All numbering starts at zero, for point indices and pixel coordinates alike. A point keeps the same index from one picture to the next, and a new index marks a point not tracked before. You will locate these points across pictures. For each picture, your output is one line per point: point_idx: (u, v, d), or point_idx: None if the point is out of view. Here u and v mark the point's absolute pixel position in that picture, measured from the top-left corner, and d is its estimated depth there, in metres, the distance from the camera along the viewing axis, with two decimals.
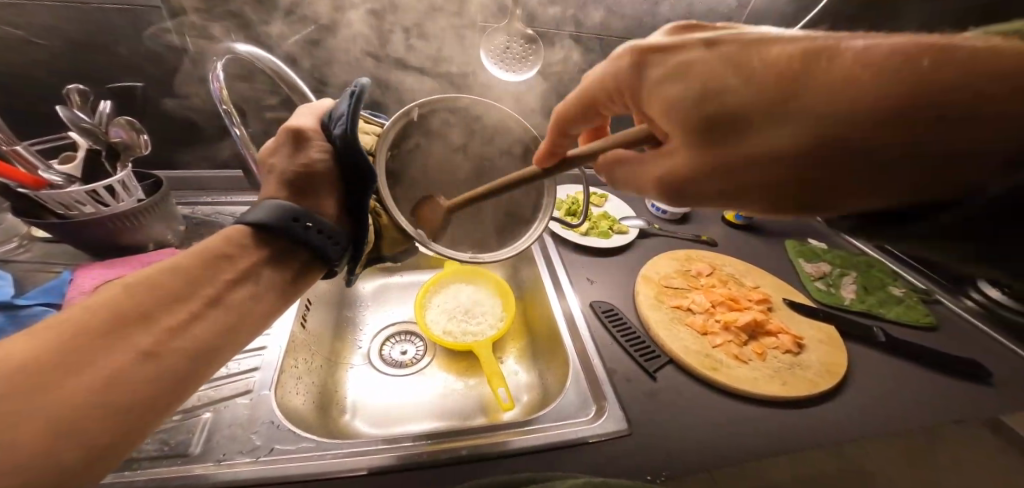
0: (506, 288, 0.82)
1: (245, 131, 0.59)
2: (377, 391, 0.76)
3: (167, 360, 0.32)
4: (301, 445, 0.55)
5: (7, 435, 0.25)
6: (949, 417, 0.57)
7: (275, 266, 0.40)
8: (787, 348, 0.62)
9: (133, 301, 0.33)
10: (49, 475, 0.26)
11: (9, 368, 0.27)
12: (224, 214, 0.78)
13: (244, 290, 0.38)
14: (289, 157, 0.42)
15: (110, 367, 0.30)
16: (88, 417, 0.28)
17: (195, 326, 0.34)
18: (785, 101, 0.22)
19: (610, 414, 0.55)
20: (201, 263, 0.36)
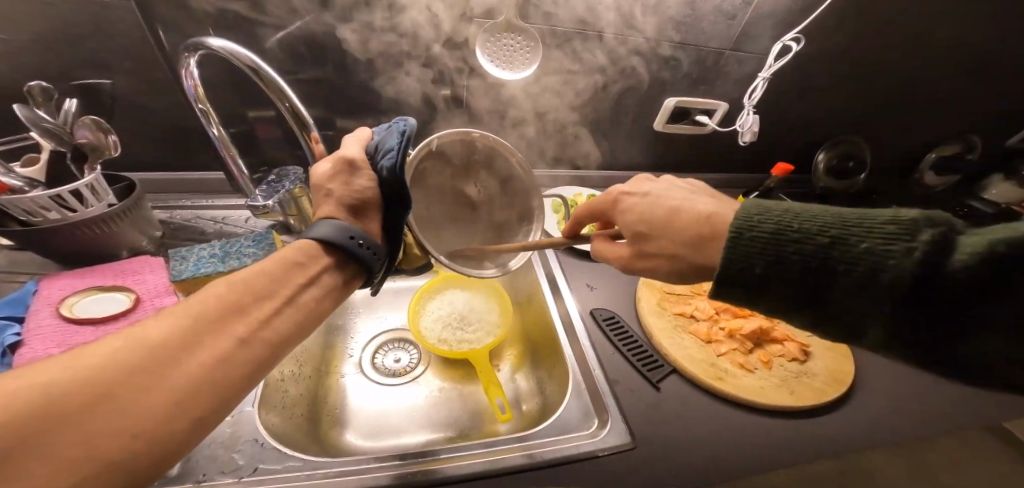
0: (504, 295, 0.80)
1: (223, 131, 0.56)
2: (371, 402, 0.73)
3: (251, 353, 0.33)
4: (288, 464, 0.52)
5: (144, 403, 0.27)
6: (958, 424, 0.56)
7: (338, 271, 0.41)
8: (793, 356, 0.60)
9: (220, 298, 0.34)
10: (167, 446, 0.28)
11: (144, 347, 0.29)
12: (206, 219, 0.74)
13: (312, 291, 0.39)
14: (345, 184, 0.42)
15: (201, 359, 0.30)
16: (202, 394, 0.30)
17: (274, 322, 0.36)
18: (669, 235, 0.44)
19: (613, 427, 0.52)
20: (277, 268, 0.38)
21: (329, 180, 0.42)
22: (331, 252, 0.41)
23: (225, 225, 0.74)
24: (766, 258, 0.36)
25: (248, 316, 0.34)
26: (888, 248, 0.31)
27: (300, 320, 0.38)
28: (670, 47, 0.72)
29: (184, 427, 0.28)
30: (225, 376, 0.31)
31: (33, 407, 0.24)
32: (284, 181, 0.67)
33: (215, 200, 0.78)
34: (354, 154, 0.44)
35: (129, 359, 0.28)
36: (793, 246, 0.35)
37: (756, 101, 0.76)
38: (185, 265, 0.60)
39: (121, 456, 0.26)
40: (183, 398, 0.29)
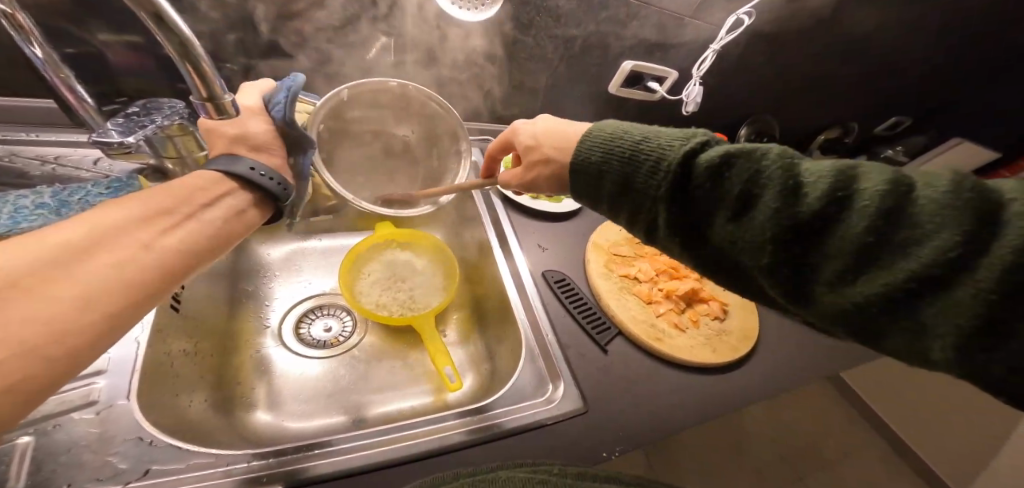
0: (448, 254, 0.72)
1: (49, 51, 0.40)
2: (297, 373, 0.65)
3: (163, 258, 0.33)
4: (193, 462, 0.42)
5: (47, 295, 0.25)
6: (838, 369, 0.67)
7: (254, 202, 0.43)
8: (715, 314, 0.67)
9: (120, 209, 0.32)
10: (65, 337, 0.25)
11: (46, 248, 0.27)
12: (26, 157, 0.51)
13: (218, 212, 0.39)
14: (248, 126, 0.43)
15: (108, 259, 0.29)
16: (106, 291, 0.28)
17: (181, 235, 0.35)
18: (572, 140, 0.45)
19: (566, 393, 0.54)
20: (182, 189, 0.37)
21: (225, 124, 0.41)
22: (256, 187, 0.42)
23: (60, 167, 0.52)
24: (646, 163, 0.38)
25: (152, 226, 0.33)
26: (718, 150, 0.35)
27: (206, 237, 0.37)
28: (635, 4, 0.66)
29: (98, 321, 0.27)
30: (143, 276, 0.31)
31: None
32: (153, 113, 0.47)
33: (43, 133, 0.55)
34: (252, 102, 0.45)
35: (35, 256, 0.26)
36: (642, 164, 0.38)
37: (703, 73, 0.78)
38: None
39: (37, 344, 0.24)
40: (87, 294, 0.27)
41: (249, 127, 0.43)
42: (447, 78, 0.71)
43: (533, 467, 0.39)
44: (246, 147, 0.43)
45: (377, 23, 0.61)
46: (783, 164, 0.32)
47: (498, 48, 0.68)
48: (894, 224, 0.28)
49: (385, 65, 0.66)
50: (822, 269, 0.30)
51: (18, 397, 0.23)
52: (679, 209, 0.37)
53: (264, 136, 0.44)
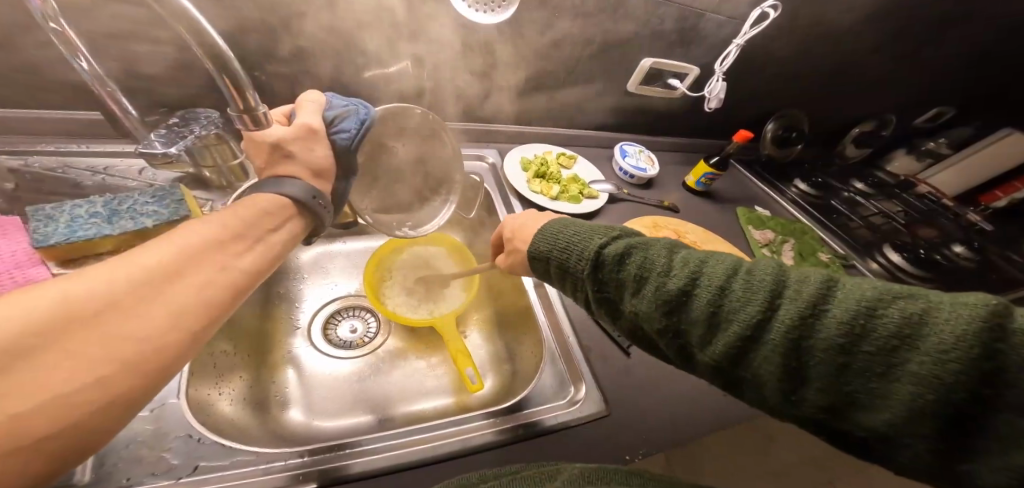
0: (468, 257, 0.73)
1: (95, 66, 0.44)
2: (325, 373, 0.67)
3: (233, 281, 0.35)
4: (237, 459, 0.44)
5: (142, 314, 0.28)
6: None
7: (303, 220, 0.45)
8: None
9: (199, 231, 0.35)
10: (153, 356, 0.28)
11: (143, 268, 0.29)
12: (79, 168, 0.55)
13: (276, 235, 0.41)
14: (308, 150, 0.45)
15: (191, 282, 0.31)
16: (191, 312, 0.30)
17: (246, 257, 0.37)
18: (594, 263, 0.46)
19: (588, 396, 0.54)
20: (250, 211, 0.39)
21: (292, 143, 0.43)
22: (302, 209, 0.44)
23: (108, 177, 0.55)
24: (630, 274, 0.38)
25: (225, 248, 0.35)
26: (678, 293, 0.34)
27: (267, 259, 0.39)
28: (654, 2, 0.66)
29: (183, 339, 0.30)
30: (218, 297, 0.33)
31: (46, 309, 0.24)
32: (191, 124, 0.51)
33: (93, 144, 0.58)
34: (314, 121, 0.46)
35: (134, 276, 0.28)
36: (575, 255, 0.41)
37: (726, 68, 0.76)
38: (55, 228, 0.47)
39: (125, 363, 0.26)
40: (176, 316, 0.29)
41: (310, 149, 0.45)
42: (465, 82, 0.72)
43: (563, 467, 0.38)
44: (293, 167, 0.44)
45: (398, 31, 0.62)
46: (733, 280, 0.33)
47: (516, 52, 0.69)
48: (811, 327, 0.29)
49: (404, 71, 0.68)
50: (767, 351, 0.30)
51: (115, 404, 0.26)
52: (639, 308, 0.37)
53: (322, 161, 0.46)
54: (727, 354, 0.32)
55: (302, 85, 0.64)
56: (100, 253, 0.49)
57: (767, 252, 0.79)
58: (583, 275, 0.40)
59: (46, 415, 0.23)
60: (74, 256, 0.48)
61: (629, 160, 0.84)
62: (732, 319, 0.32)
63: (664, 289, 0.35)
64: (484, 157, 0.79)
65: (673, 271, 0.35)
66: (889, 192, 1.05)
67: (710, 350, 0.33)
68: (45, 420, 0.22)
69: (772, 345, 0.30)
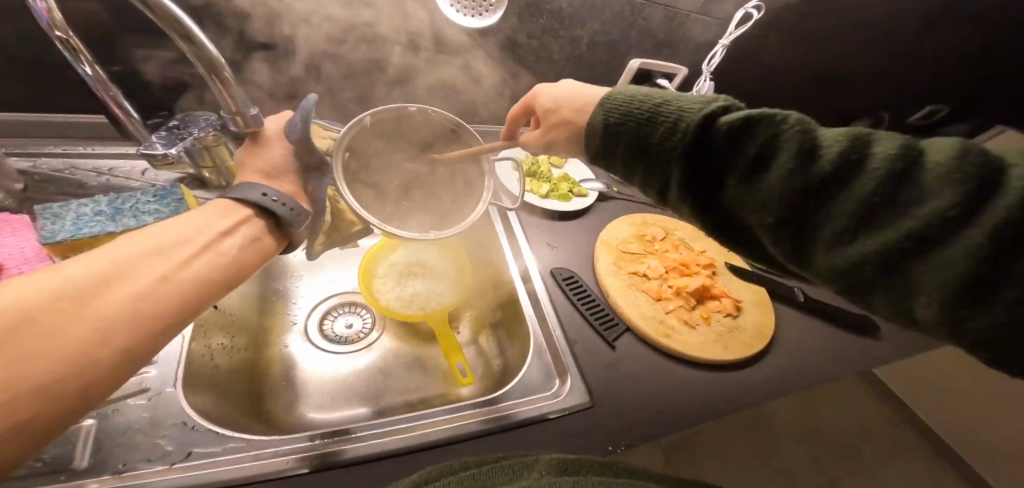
0: (459, 253, 0.75)
1: (98, 69, 0.45)
2: (321, 367, 0.69)
3: (176, 291, 0.33)
4: (228, 446, 0.46)
5: (60, 329, 0.26)
6: (861, 367, 0.64)
7: (270, 230, 0.42)
8: (728, 311, 0.65)
9: (136, 243, 0.33)
10: (74, 373, 0.26)
11: (68, 281, 0.28)
12: (84, 170, 0.58)
13: (234, 240, 0.38)
14: (258, 158, 0.44)
15: (119, 294, 0.30)
16: (119, 328, 0.29)
17: (196, 265, 0.35)
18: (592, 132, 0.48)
19: (572, 387, 0.55)
20: (203, 218, 0.37)
21: (246, 153, 0.44)
22: (266, 215, 0.42)
23: (112, 178, 0.58)
24: (750, 149, 0.34)
25: (167, 257, 0.34)
26: (792, 162, 0.31)
27: (225, 267, 0.37)
28: (639, 3, 0.67)
29: (109, 358, 0.28)
30: (158, 308, 0.31)
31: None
32: (191, 126, 0.52)
33: (96, 146, 0.61)
34: (272, 130, 0.45)
35: (58, 291, 0.27)
36: (660, 126, 0.38)
37: (714, 68, 0.77)
38: (61, 226, 0.49)
39: (34, 384, 0.25)
40: (99, 332, 0.28)
41: (268, 152, 0.44)
42: (455, 84, 0.73)
43: (535, 459, 0.38)
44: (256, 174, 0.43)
45: (387, 34, 0.63)
46: (853, 142, 0.30)
47: (504, 53, 0.70)
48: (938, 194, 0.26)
49: (395, 73, 0.69)
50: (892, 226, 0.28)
51: (27, 424, 0.25)
52: (741, 188, 0.34)
53: (281, 163, 0.44)
54: (847, 235, 0.29)
55: (294, 87, 0.66)
56: None
57: None
58: (677, 152, 0.37)
59: None
60: (78, 253, 0.50)
61: None
62: (863, 190, 0.29)
63: (780, 163, 0.32)
64: None
65: (784, 140, 0.32)
66: None
67: (823, 230, 0.31)
68: None
69: (905, 232, 0.27)
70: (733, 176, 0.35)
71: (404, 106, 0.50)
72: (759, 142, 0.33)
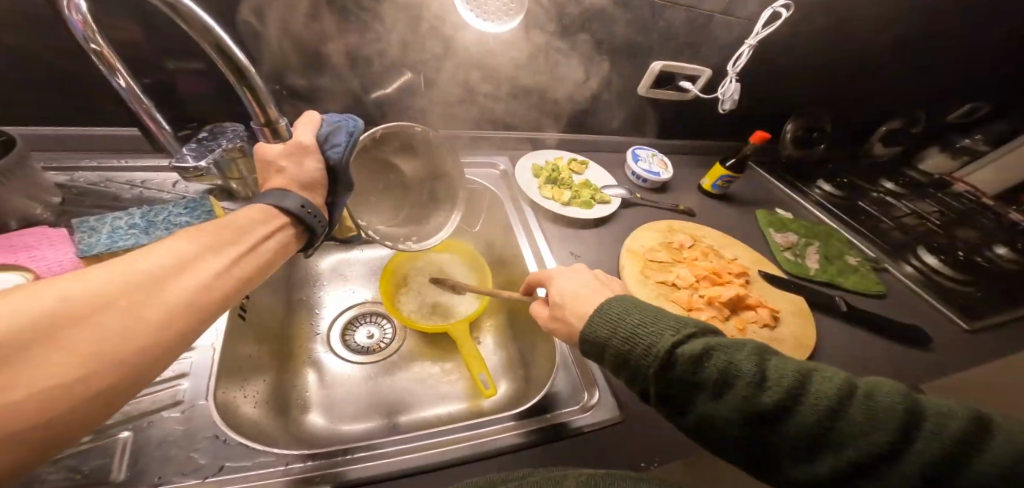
0: (479, 262, 0.72)
1: (131, 82, 0.46)
2: (344, 378, 0.68)
3: (225, 287, 0.33)
4: (259, 460, 0.45)
5: (136, 311, 0.27)
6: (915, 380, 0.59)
7: (297, 237, 0.42)
8: (765, 322, 0.61)
9: (185, 240, 0.33)
10: (146, 354, 0.27)
11: (142, 268, 0.29)
12: (120, 183, 0.60)
13: (274, 242, 0.39)
14: (296, 167, 0.43)
15: (183, 284, 0.31)
16: (183, 315, 0.30)
17: (242, 265, 0.36)
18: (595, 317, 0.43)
19: (601, 401, 0.53)
20: (249, 218, 0.38)
21: (283, 158, 0.42)
22: (297, 222, 0.42)
23: (145, 191, 0.60)
24: (815, 409, 0.31)
25: (218, 255, 0.34)
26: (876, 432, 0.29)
27: (262, 267, 0.38)
28: (661, 4, 0.65)
29: (173, 342, 0.29)
30: (212, 301, 0.32)
31: (22, 308, 0.23)
32: (219, 137, 0.54)
33: (130, 159, 0.62)
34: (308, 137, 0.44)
35: (134, 277, 0.28)
36: (708, 386, 0.34)
37: (739, 69, 0.75)
38: (97, 238, 0.50)
39: (114, 362, 0.26)
40: (168, 319, 0.29)
41: (308, 161, 0.43)
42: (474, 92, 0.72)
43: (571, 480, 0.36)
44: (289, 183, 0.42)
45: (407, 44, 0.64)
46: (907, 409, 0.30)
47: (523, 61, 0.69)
48: None
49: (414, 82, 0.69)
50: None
51: (106, 396, 0.26)
52: (815, 449, 0.31)
53: (316, 175, 0.44)
54: None
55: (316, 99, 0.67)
56: None
57: (788, 254, 0.74)
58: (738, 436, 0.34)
59: (39, 401, 0.23)
60: None
61: (642, 164, 0.81)
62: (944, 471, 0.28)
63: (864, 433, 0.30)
64: (494, 164, 0.76)
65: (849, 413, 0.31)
66: (923, 191, 0.98)
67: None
68: (37, 410, 0.23)
69: None
70: (792, 431, 0.32)
71: (408, 126, 0.53)
72: (816, 413, 0.31)
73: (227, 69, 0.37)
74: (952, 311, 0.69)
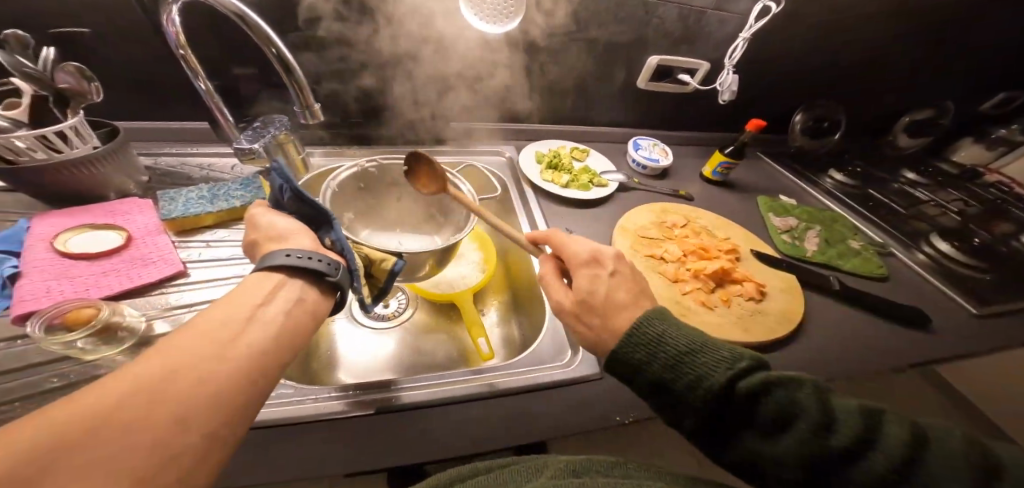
0: (486, 240, 0.83)
1: (209, 84, 0.58)
2: (362, 344, 0.75)
3: (243, 359, 0.31)
4: (279, 391, 0.49)
5: (149, 410, 0.25)
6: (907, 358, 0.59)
7: (310, 287, 0.39)
8: (751, 295, 0.64)
9: (193, 329, 0.31)
10: (173, 450, 0.25)
11: (147, 367, 0.27)
12: (192, 166, 0.73)
13: (280, 305, 0.36)
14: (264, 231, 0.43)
15: (194, 373, 0.28)
16: (203, 399, 0.28)
17: (253, 333, 0.33)
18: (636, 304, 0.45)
19: (583, 358, 0.58)
20: (247, 291, 0.35)
21: (252, 233, 0.43)
22: (302, 273, 0.39)
23: (211, 172, 0.73)
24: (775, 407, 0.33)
25: (227, 332, 0.32)
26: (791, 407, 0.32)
27: (279, 330, 0.34)
28: (653, 2, 0.70)
29: (205, 431, 0.27)
30: (232, 378, 0.30)
31: (87, 405, 0.24)
32: (269, 127, 0.65)
33: (199, 147, 0.76)
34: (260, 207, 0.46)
35: (142, 378, 0.26)
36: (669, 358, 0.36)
37: (736, 61, 0.79)
38: (174, 206, 0.62)
39: (140, 471, 0.24)
40: (186, 410, 0.27)
41: (270, 222, 0.43)
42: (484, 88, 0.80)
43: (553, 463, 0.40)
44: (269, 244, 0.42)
45: None
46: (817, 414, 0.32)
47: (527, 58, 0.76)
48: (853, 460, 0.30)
49: None
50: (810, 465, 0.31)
51: None
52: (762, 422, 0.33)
53: (280, 229, 0.43)
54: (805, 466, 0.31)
55: None
56: (203, 226, 0.65)
57: (786, 237, 0.76)
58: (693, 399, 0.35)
59: None
60: (186, 228, 0.63)
61: (642, 152, 0.85)
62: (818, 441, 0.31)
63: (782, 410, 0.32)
64: (500, 152, 0.83)
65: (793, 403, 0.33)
66: (950, 182, 0.95)
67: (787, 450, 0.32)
68: None
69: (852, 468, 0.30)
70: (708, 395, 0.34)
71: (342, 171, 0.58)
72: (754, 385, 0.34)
73: (276, 64, 0.49)
74: (961, 297, 0.67)
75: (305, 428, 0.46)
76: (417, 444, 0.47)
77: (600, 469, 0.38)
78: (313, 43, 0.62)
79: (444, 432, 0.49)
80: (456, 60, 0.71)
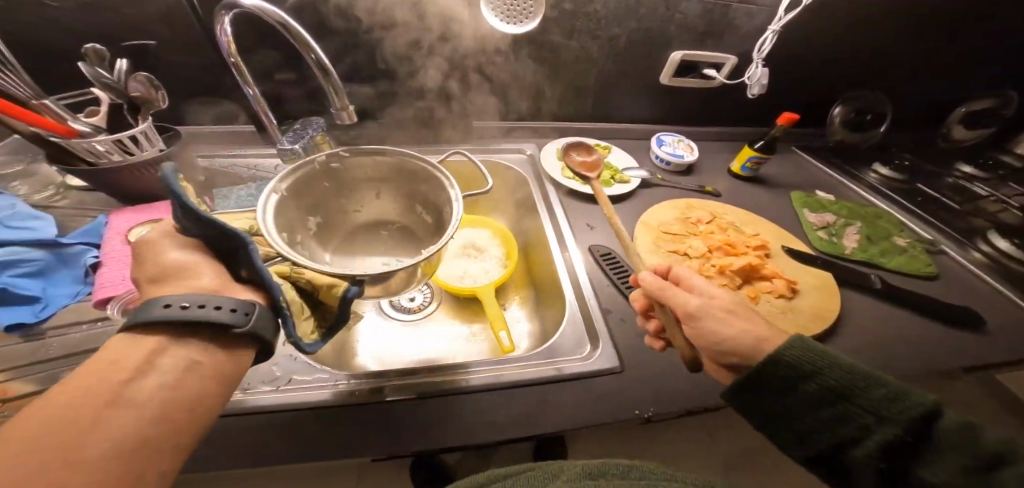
0: (509, 236, 0.84)
1: (257, 90, 0.63)
2: (390, 334, 0.78)
3: (161, 387, 0.28)
4: (318, 376, 0.51)
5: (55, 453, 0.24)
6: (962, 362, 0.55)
7: (207, 336, 0.31)
8: (781, 292, 0.61)
9: (99, 364, 0.28)
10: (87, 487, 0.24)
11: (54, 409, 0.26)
12: (241, 166, 0.79)
13: (189, 339, 0.31)
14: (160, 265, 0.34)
15: (102, 412, 0.26)
16: (118, 432, 0.26)
17: (168, 360, 0.29)
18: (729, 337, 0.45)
19: (603, 351, 0.57)
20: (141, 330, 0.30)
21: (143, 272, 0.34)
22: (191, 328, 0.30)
23: (256, 171, 0.79)
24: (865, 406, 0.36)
25: (137, 363, 0.29)
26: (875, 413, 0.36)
27: (204, 350, 0.31)
28: None
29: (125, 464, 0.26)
30: (152, 406, 0.28)
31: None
32: (308, 128, 0.69)
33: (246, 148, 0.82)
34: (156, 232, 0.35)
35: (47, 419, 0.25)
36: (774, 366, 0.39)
37: (765, 55, 0.77)
38: (227, 201, 0.69)
39: None
40: (97, 447, 0.25)
41: (162, 256, 0.34)
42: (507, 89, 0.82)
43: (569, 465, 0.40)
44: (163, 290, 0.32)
45: None
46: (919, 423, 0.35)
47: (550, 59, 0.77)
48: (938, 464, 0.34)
49: None
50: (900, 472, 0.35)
51: None
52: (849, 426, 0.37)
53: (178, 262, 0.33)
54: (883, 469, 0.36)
55: None
56: None
57: (822, 233, 0.72)
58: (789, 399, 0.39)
59: None
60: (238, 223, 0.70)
61: (666, 148, 0.84)
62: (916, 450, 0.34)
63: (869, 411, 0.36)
64: (522, 149, 0.85)
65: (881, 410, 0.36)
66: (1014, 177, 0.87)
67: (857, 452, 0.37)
68: None
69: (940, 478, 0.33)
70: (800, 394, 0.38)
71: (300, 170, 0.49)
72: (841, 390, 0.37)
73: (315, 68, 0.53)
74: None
75: (343, 412, 0.48)
76: (446, 433, 0.48)
77: (617, 472, 0.38)
78: (347, 50, 0.67)
79: (469, 422, 0.49)
80: (480, 62, 0.74)
